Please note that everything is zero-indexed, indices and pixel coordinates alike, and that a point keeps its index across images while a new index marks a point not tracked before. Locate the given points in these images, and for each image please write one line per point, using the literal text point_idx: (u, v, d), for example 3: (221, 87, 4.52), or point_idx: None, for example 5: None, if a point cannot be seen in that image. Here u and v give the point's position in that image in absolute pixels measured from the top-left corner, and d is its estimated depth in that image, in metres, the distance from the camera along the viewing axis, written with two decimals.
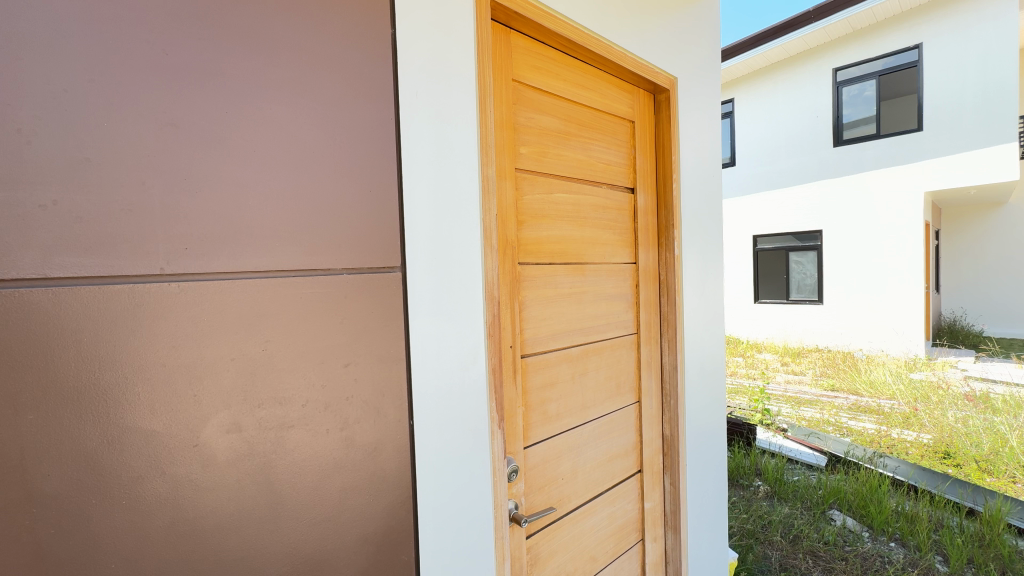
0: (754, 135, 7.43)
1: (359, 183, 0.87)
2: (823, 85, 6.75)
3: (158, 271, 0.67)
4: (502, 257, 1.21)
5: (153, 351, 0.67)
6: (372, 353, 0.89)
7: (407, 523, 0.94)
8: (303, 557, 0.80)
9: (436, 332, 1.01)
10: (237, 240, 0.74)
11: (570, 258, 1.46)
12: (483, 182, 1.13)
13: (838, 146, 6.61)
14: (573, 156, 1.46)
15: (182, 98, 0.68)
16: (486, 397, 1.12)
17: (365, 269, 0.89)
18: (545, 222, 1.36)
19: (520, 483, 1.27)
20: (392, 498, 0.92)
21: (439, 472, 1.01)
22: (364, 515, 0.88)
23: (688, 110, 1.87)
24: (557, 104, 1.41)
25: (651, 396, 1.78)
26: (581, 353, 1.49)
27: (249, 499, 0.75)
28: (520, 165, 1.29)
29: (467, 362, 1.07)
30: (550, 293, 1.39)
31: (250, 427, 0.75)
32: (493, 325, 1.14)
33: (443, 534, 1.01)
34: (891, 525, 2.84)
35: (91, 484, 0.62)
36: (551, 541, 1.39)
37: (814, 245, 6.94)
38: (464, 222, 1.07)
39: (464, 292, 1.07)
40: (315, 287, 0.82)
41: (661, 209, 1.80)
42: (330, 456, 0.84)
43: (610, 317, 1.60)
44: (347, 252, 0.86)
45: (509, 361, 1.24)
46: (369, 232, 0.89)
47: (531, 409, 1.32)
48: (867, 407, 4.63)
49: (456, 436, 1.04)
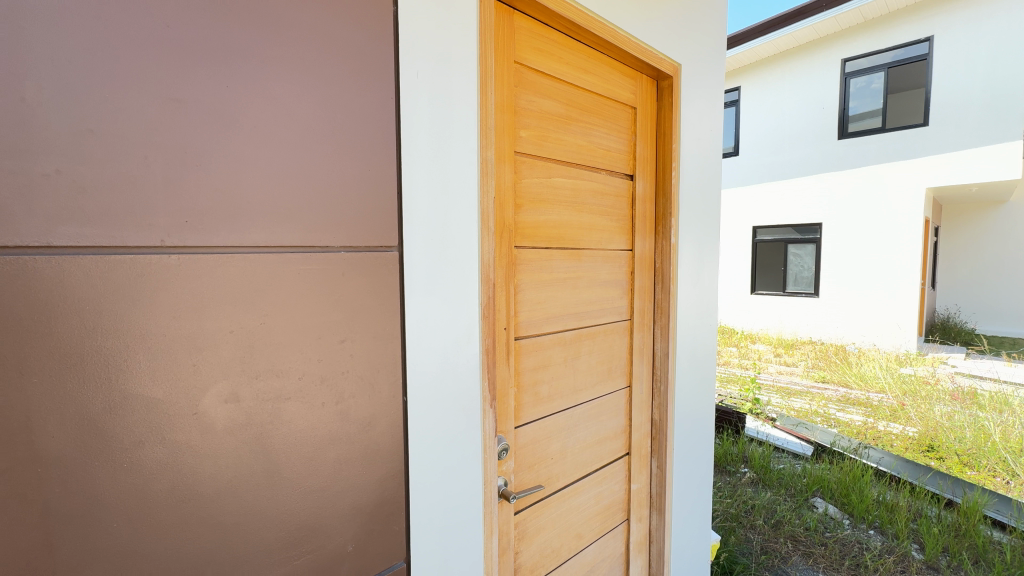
0: (758, 125, 7.37)
1: (358, 162, 0.88)
2: (831, 76, 6.68)
3: (159, 243, 0.69)
4: (499, 240, 1.22)
5: (163, 319, 0.69)
6: (367, 331, 0.91)
7: (398, 496, 0.97)
8: (298, 523, 0.84)
9: (431, 311, 1.02)
10: (236, 216, 0.75)
11: (566, 244, 1.47)
12: (482, 165, 1.13)
13: (843, 138, 6.53)
14: (573, 142, 1.46)
15: (183, 72, 0.68)
16: (479, 377, 1.14)
17: (362, 248, 0.90)
18: (542, 207, 1.37)
19: (511, 461, 1.31)
20: (385, 471, 0.95)
21: (432, 448, 1.04)
22: (355, 486, 0.91)
23: (692, 99, 1.86)
24: (560, 87, 1.40)
25: (642, 381, 1.81)
26: (574, 338, 1.52)
27: (246, 466, 0.77)
28: (520, 148, 1.29)
29: (462, 343, 1.09)
30: (546, 277, 1.40)
31: (248, 398, 0.78)
32: (488, 307, 1.15)
33: (433, 508, 1.04)
34: (871, 513, 2.93)
35: (94, 446, 0.64)
36: (539, 518, 1.43)
37: (813, 237, 6.96)
38: (462, 203, 1.07)
39: (460, 273, 1.08)
40: (312, 264, 0.84)
41: (659, 197, 1.80)
42: (324, 428, 0.86)
43: (604, 302, 1.63)
44: (345, 231, 0.88)
45: (504, 343, 1.26)
46: (366, 211, 0.90)
47: (523, 390, 1.35)
48: (856, 400, 4.73)
49: (449, 415, 1.07)
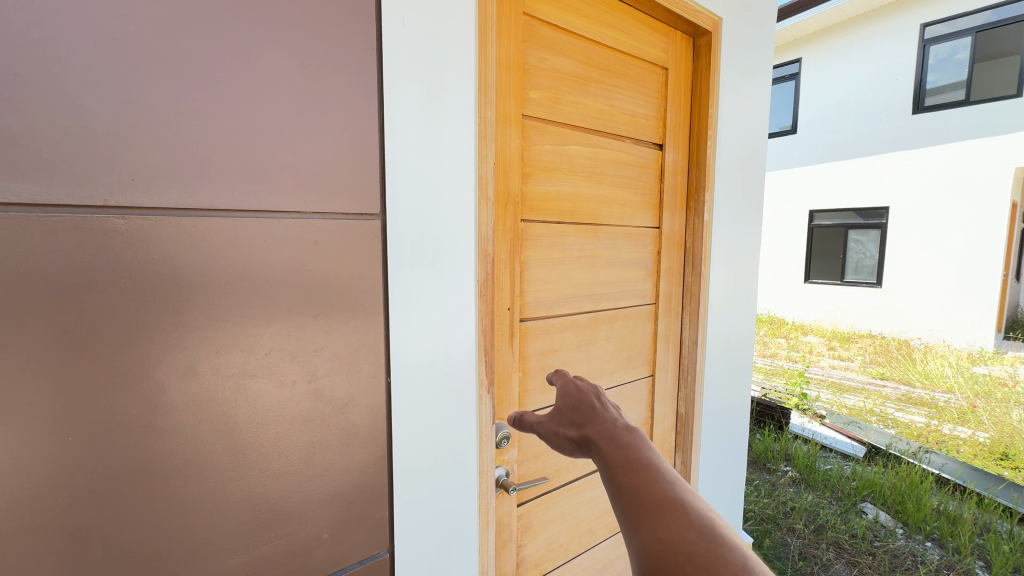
0: (818, 99, 6.76)
1: (333, 120, 0.80)
2: (907, 44, 6.01)
3: (103, 202, 0.63)
4: (501, 212, 1.12)
5: (111, 285, 0.64)
6: (344, 305, 0.84)
7: (382, 482, 0.91)
8: (266, 506, 0.79)
9: (420, 287, 0.94)
10: (191, 174, 0.68)
11: (582, 218, 1.34)
12: (481, 127, 1.02)
13: (918, 113, 5.89)
14: (592, 105, 1.32)
15: (123, 11, 0.61)
16: (475, 360, 1.06)
17: (339, 215, 0.83)
18: (554, 176, 1.25)
19: (513, 450, 1.23)
20: (365, 455, 0.89)
21: (420, 433, 0.97)
22: (331, 470, 0.85)
23: (734, 59, 1.66)
24: (578, 44, 1.27)
25: (667, 370, 1.67)
26: (589, 321, 1.40)
27: (206, 444, 0.73)
28: (529, 111, 1.17)
29: (454, 322, 1.01)
30: (557, 254, 1.29)
31: (208, 372, 0.72)
32: (486, 285, 1.06)
33: (420, 497, 0.98)
34: (929, 524, 2.67)
35: (32, 419, 0.60)
36: (545, 511, 1.35)
37: (878, 222, 6.36)
38: (455, 169, 0.98)
39: (453, 245, 0.99)
40: (281, 230, 0.77)
41: (692, 169, 1.63)
42: (295, 407, 0.81)
43: (625, 284, 1.50)
44: (319, 196, 0.80)
45: (506, 324, 1.17)
46: (343, 174, 0.82)
47: (528, 375, 1.25)
48: (918, 400, 4.33)
49: (439, 399, 0.99)
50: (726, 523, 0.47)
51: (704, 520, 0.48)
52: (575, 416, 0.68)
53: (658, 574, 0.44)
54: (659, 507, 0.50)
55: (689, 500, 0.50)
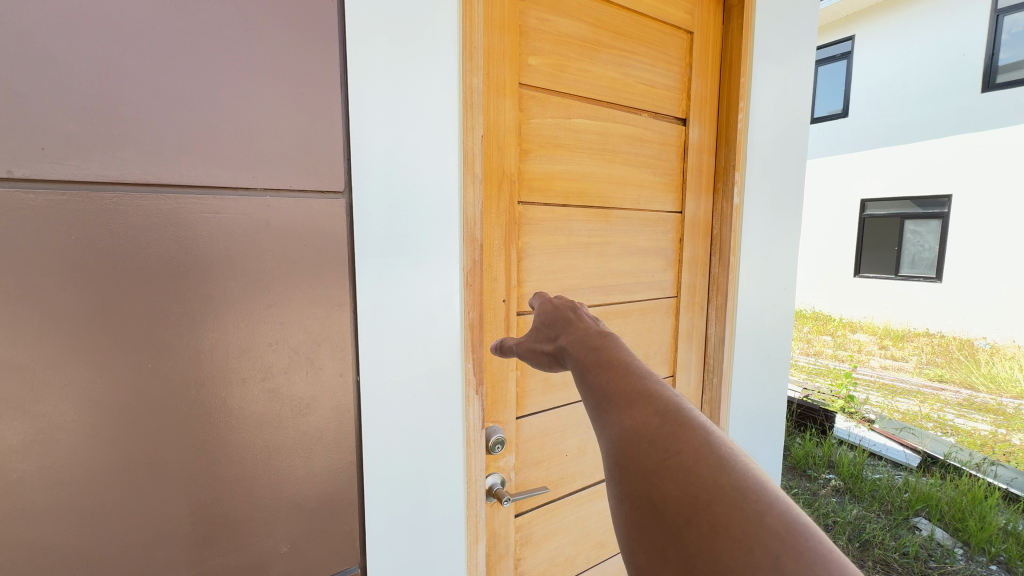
0: (873, 79, 6.05)
1: (287, 84, 0.70)
2: (975, 13, 5.24)
3: (7, 174, 0.55)
4: (493, 193, 1.01)
5: (20, 269, 0.56)
6: (303, 294, 0.75)
7: (351, 491, 0.82)
8: (213, 518, 0.70)
9: (395, 275, 0.84)
10: (115, 144, 0.60)
11: (591, 201, 1.20)
12: (466, 95, 0.91)
13: (987, 91, 5.11)
14: (603, 74, 1.18)
15: None
16: (460, 357, 0.95)
17: (296, 193, 0.73)
18: (558, 154, 1.12)
19: (511, 455, 1.12)
20: (330, 461, 0.80)
21: (395, 436, 0.88)
22: (289, 477, 0.76)
23: (772, 20, 1.46)
24: (586, 4, 1.12)
25: (689, 371, 1.52)
26: (599, 316, 1.27)
27: (141, 449, 0.64)
28: (527, 80, 1.05)
29: (436, 315, 0.90)
30: (562, 241, 1.16)
31: (142, 367, 0.64)
32: (473, 274, 0.95)
33: (397, 507, 0.89)
34: (994, 546, 2.40)
35: None
36: (548, 522, 1.23)
37: (939, 212, 5.63)
38: (435, 143, 0.87)
39: (434, 229, 0.89)
40: (225, 210, 0.68)
41: (720, 147, 1.46)
42: (245, 407, 0.72)
43: (641, 274, 1.35)
44: (272, 171, 0.71)
45: (500, 317, 1.06)
46: (301, 147, 0.72)
47: (527, 374, 1.14)
48: (983, 406, 3.93)
49: (417, 401, 0.90)
50: (689, 402, 0.45)
51: (668, 398, 0.46)
52: (551, 328, 0.64)
53: (618, 456, 0.43)
54: (623, 393, 0.48)
55: (654, 383, 0.48)
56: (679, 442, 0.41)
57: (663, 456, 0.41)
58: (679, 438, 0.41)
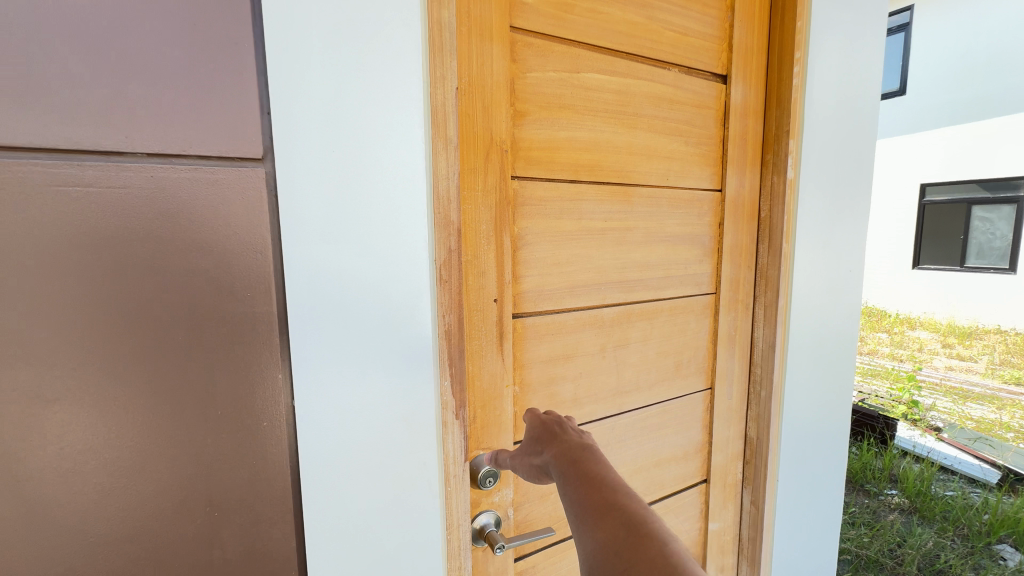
0: (935, 47, 5.25)
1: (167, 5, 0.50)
2: None
3: None
4: (478, 164, 0.81)
5: None
6: (211, 296, 0.55)
7: (290, 549, 0.63)
8: None
9: (343, 267, 0.65)
10: None
11: (606, 176, 0.98)
12: (435, 36, 0.71)
13: None
14: (621, 18, 0.95)
15: None
16: (434, 372, 0.76)
17: (194, 159, 0.54)
18: (563, 117, 0.90)
19: (508, 488, 0.92)
20: (260, 513, 0.60)
21: (350, 473, 0.69)
22: (200, 539, 0.57)
23: None
24: None
25: (731, 382, 1.27)
26: (618, 318, 1.04)
27: None
28: (521, 22, 0.83)
29: (400, 319, 0.71)
30: (571, 226, 0.95)
31: None
32: (449, 266, 0.76)
33: (354, 562, 0.70)
34: None
35: None
36: (555, 567, 1.02)
37: (1013, 195, 4.93)
38: (394, 96, 0.67)
39: (395, 209, 0.69)
40: (85, 179, 0.49)
41: (770, 110, 1.20)
42: (132, 451, 0.52)
43: (671, 267, 1.12)
44: (154, 129, 0.51)
45: (491, 321, 0.86)
46: (196, 96, 0.52)
47: (525, 389, 0.93)
48: None
49: (376, 428, 0.71)
50: (653, 512, 0.50)
51: (635, 509, 0.51)
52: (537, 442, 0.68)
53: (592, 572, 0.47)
54: (596, 504, 0.52)
55: (627, 495, 0.52)
56: (639, 553, 0.46)
57: (626, 565, 0.46)
58: (640, 547, 0.47)
